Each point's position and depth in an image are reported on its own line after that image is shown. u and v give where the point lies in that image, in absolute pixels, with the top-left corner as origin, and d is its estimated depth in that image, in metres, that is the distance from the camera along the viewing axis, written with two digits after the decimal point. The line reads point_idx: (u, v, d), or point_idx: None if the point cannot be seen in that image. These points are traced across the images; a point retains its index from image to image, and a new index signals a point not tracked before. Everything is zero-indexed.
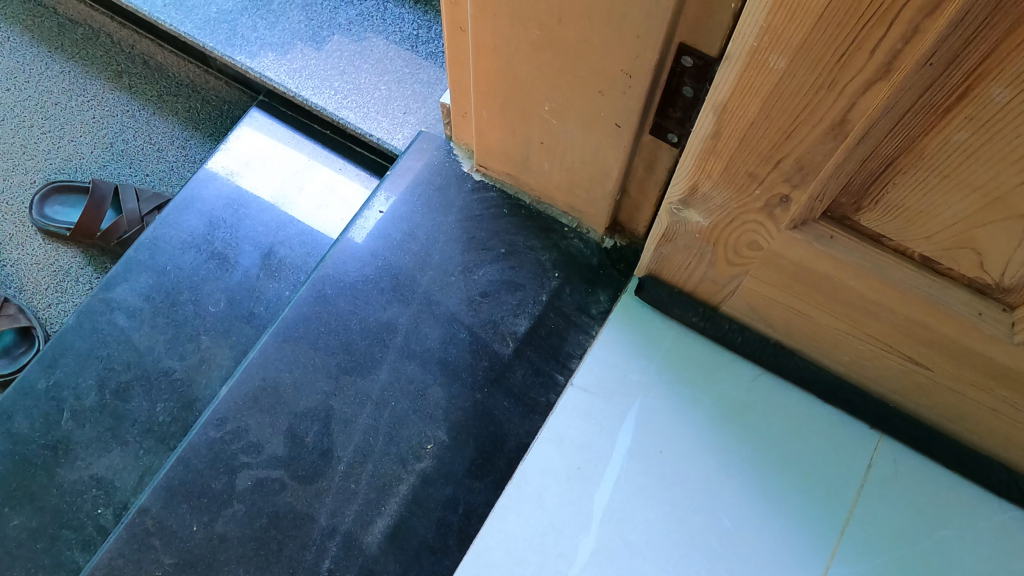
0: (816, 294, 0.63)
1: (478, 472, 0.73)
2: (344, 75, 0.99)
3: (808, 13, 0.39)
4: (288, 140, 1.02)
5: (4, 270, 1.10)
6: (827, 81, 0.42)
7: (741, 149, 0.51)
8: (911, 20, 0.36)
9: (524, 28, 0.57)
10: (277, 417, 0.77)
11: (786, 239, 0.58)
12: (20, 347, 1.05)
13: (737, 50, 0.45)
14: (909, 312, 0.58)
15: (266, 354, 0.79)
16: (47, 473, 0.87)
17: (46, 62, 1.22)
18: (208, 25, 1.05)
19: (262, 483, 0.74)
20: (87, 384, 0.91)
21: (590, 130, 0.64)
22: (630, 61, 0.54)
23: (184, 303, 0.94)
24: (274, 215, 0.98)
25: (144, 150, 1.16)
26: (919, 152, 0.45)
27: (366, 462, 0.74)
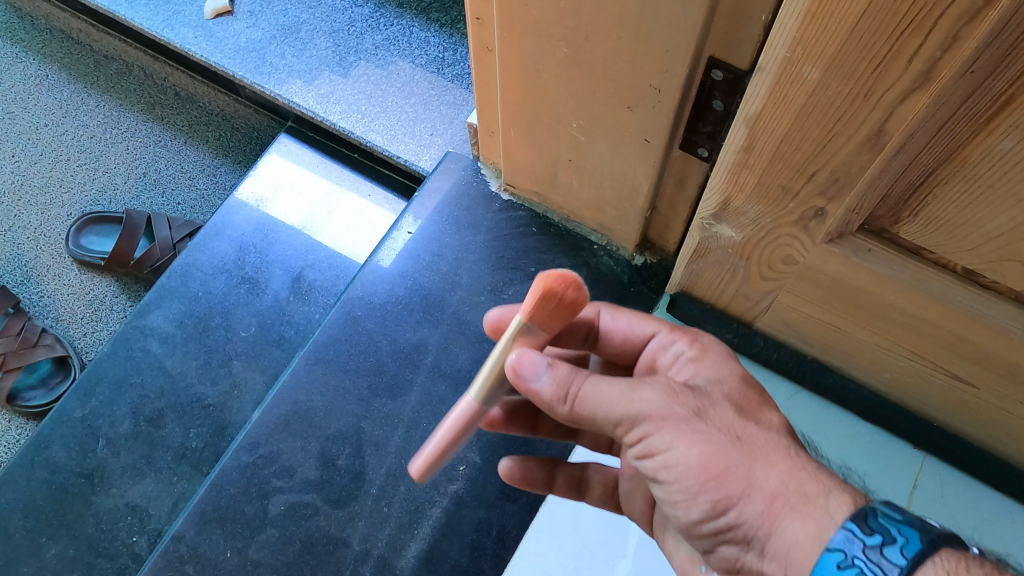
0: (855, 310, 0.61)
1: (511, 494, 0.72)
2: (371, 99, 1.00)
3: (842, 24, 0.38)
4: (316, 165, 1.03)
5: (41, 300, 1.11)
6: (863, 92, 0.41)
7: (774, 161, 0.50)
8: (950, 27, 0.35)
9: (551, 45, 0.57)
10: (309, 440, 0.76)
11: (822, 253, 0.56)
12: (56, 377, 1.06)
13: (770, 61, 0.44)
14: (952, 327, 0.56)
15: (298, 377, 0.79)
16: (83, 501, 0.87)
17: (82, 97, 1.24)
18: (238, 54, 1.06)
19: (295, 507, 0.74)
20: (121, 412, 0.91)
21: (619, 146, 0.64)
22: (660, 75, 0.54)
23: (216, 328, 0.95)
24: (303, 239, 0.99)
25: (176, 179, 1.18)
26: (960, 162, 0.44)
27: (399, 484, 0.74)
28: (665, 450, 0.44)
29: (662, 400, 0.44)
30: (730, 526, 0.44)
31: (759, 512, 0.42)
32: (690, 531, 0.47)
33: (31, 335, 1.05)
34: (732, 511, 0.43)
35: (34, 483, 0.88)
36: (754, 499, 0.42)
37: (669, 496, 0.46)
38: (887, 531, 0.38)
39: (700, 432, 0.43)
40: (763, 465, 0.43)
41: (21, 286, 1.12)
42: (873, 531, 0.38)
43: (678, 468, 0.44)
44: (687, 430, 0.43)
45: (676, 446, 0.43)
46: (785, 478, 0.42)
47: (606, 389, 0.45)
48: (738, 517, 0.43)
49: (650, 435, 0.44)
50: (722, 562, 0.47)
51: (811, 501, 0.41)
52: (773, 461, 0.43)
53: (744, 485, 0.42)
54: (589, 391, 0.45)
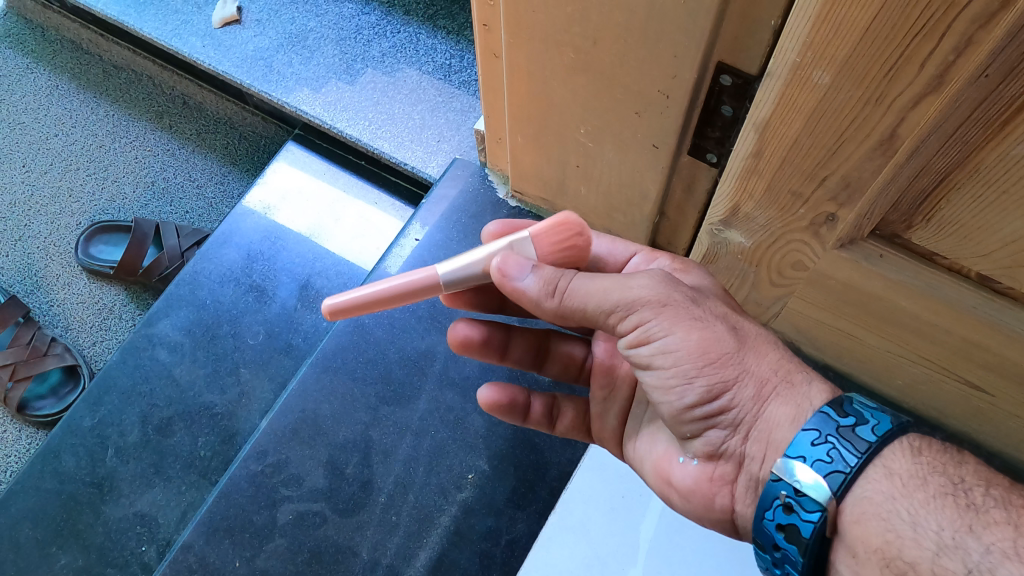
0: (866, 315, 0.61)
1: (521, 502, 0.72)
2: (378, 106, 1.00)
3: (853, 28, 0.38)
4: (324, 172, 1.03)
5: (51, 310, 1.12)
6: (874, 96, 0.41)
7: (784, 166, 0.50)
8: (965, 31, 0.35)
9: (558, 51, 0.57)
10: (318, 449, 0.76)
11: (833, 259, 0.56)
12: (66, 386, 1.07)
13: (780, 66, 0.44)
14: (965, 333, 0.56)
15: (306, 386, 0.79)
16: (92, 510, 0.87)
17: (91, 107, 1.25)
18: (245, 63, 1.06)
19: (304, 516, 0.74)
20: (131, 421, 0.91)
21: (627, 152, 0.64)
22: (668, 81, 0.54)
23: (224, 336, 0.95)
24: (311, 247, 0.99)
25: (184, 188, 1.18)
26: (973, 167, 0.43)
27: (407, 493, 0.73)
28: (662, 337, 0.47)
29: (661, 288, 0.48)
30: (721, 410, 0.48)
31: (752, 396, 0.47)
32: (674, 416, 0.49)
33: (41, 345, 1.06)
34: (725, 395, 0.47)
35: (44, 493, 0.88)
36: (747, 383, 0.47)
37: (661, 383, 0.48)
38: (861, 415, 0.42)
39: (695, 320, 0.47)
40: (752, 353, 0.48)
41: (31, 295, 1.13)
42: (847, 413, 0.42)
43: (677, 353, 0.47)
44: (681, 319, 0.47)
45: (673, 332, 0.47)
46: (773, 366, 0.47)
47: (600, 282, 0.48)
48: (731, 401, 0.47)
49: (648, 326, 0.47)
50: (700, 447, 0.50)
51: (795, 389, 0.47)
52: (760, 352, 0.48)
53: (738, 371, 0.47)
54: (579, 285, 0.48)
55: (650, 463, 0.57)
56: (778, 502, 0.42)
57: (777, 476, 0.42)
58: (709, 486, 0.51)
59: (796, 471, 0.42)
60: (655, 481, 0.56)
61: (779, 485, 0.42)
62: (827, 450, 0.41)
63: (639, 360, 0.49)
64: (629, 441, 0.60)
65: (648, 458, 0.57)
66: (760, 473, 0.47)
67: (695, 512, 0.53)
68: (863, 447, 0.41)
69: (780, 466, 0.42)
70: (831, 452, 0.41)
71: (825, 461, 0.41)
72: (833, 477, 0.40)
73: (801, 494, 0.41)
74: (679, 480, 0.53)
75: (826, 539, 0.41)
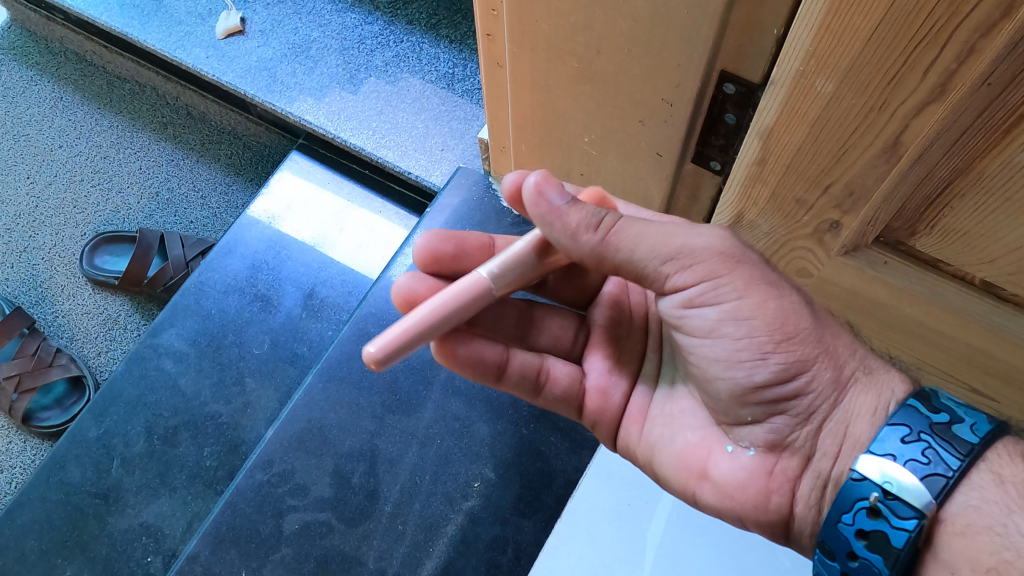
0: (871, 322, 0.61)
1: (526, 510, 0.72)
2: (382, 115, 1.00)
3: (856, 37, 0.38)
4: (328, 181, 1.03)
5: (56, 320, 1.12)
6: (877, 104, 0.41)
7: (788, 174, 0.50)
8: (967, 39, 0.35)
9: (562, 60, 0.58)
10: (324, 458, 0.76)
11: (837, 266, 0.56)
12: (71, 397, 1.07)
13: (783, 75, 0.44)
14: (971, 340, 0.56)
15: (312, 396, 0.79)
16: (98, 521, 0.87)
17: (95, 118, 1.25)
18: (249, 73, 1.06)
19: (310, 526, 0.74)
20: (136, 431, 0.91)
21: (631, 160, 0.64)
22: (672, 89, 0.54)
23: (229, 346, 0.95)
24: (316, 256, 0.99)
25: (188, 198, 1.18)
26: (977, 175, 0.43)
27: (414, 502, 0.73)
28: (733, 301, 0.47)
29: (728, 245, 0.48)
30: (797, 393, 0.47)
31: (831, 380, 0.46)
32: (736, 394, 0.48)
33: (46, 356, 1.06)
34: (802, 374, 0.46)
35: (50, 504, 0.89)
36: (828, 367, 0.46)
37: (727, 356, 0.48)
38: (954, 413, 0.40)
39: (770, 287, 0.47)
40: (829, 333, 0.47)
41: (36, 307, 1.13)
42: (939, 409, 0.41)
43: (753, 321, 0.46)
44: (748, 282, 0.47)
45: (748, 295, 0.47)
46: (851, 352, 0.47)
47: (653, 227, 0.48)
48: (808, 383, 0.46)
49: (720, 282, 0.47)
50: (762, 434, 0.49)
51: (874, 378, 0.46)
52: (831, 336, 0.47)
53: (817, 350, 0.46)
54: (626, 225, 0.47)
55: (675, 458, 0.53)
56: (864, 504, 0.40)
57: (866, 476, 0.40)
58: (766, 480, 0.49)
59: (892, 473, 0.40)
60: (683, 476, 0.52)
61: (871, 487, 0.40)
62: (924, 451, 0.40)
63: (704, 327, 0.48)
64: (641, 424, 0.57)
65: (671, 449, 0.54)
66: (834, 467, 0.46)
67: (735, 513, 0.50)
68: (966, 449, 0.39)
69: (869, 467, 0.40)
70: (928, 452, 0.39)
71: (923, 463, 0.39)
72: (933, 482, 0.39)
73: (893, 497, 0.39)
74: (721, 473, 0.50)
75: (917, 549, 0.39)
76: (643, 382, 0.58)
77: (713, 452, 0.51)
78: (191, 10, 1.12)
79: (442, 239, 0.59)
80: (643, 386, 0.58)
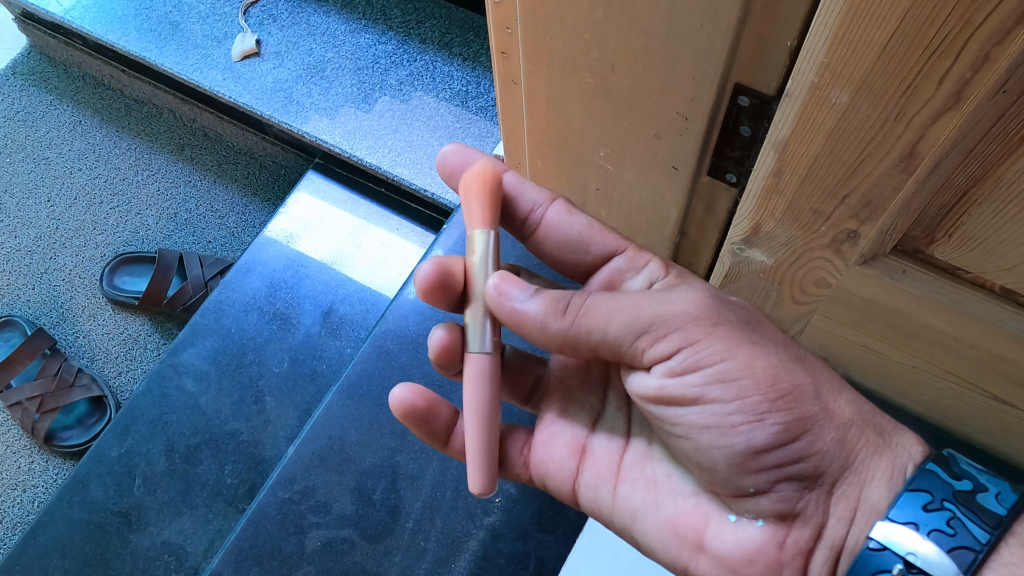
0: (892, 331, 0.61)
1: (547, 525, 0.72)
2: (397, 133, 1.01)
3: (870, 47, 0.39)
4: (344, 201, 1.05)
5: (77, 340, 1.13)
6: (893, 114, 0.41)
7: (805, 185, 0.50)
8: (980, 48, 0.35)
9: (577, 77, 0.58)
10: (345, 475, 0.77)
11: (856, 275, 0.56)
12: (92, 417, 1.08)
13: (798, 87, 0.44)
14: (991, 348, 0.55)
15: (333, 413, 0.80)
16: (120, 540, 0.88)
17: (114, 141, 1.27)
18: (265, 94, 1.08)
19: (332, 543, 0.74)
20: (157, 450, 0.92)
21: (646, 174, 0.65)
22: (687, 104, 0.54)
23: (249, 364, 0.96)
24: (334, 275, 1.00)
25: (206, 218, 1.20)
26: (995, 181, 0.43)
27: (435, 518, 0.74)
28: (717, 363, 0.46)
29: (707, 307, 0.48)
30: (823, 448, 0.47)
31: (835, 440, 0.47)
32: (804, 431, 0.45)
33: (68, 376, 1.08)
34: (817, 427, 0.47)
35: (73, 522, 0.89)
36: (829, 428, 0.47)
37: (718, 421, 0.47)
38: (975, 480, 0.42)
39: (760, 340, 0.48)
40: (832, 392, 0.48)
41: (57, 327, 1.14)
42: (961, 476, 0.42)
43: (740, 381, 0.46)
44: (741, 341, 0.47)
45: (732, 355, 0.46)
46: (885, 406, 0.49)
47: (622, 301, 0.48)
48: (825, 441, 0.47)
49: (711, 343, 0.47)
50: (769, 507, 0.48)
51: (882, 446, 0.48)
52: (837, 390, 0.48)
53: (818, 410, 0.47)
54: (598, 300, 0.48)
55: (663, 527, 0.52)
56: None
57: (884, 545, 0.42)
58: (776, 552, 0.48)
59: (914, 539, 0.41)
60: (676, 546, 0.52)
61: (894, 558, 0.41)
62: (948, 519, 0.41)
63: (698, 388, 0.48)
64: (613, 483, 0.55)
65: (659, 516, 0.53)
66: (846, 536, 0.47)
67: None
68: (994, 517, 0.40)
69: (889, 538, 0.41)
70: (953, 522, 0.40)
71: (948, 534, 0.40)
72: (960, 553, 0.40)
73: (916, 569, 0.40)
74: (720, 544, 0.50)
75: None
76: (607, 435, 0.58)
77: (709, 521, 0.51)
78: (208, 33, 1.13)
79: (428, 261, 0.53)
80: (608, 441, 0.57)
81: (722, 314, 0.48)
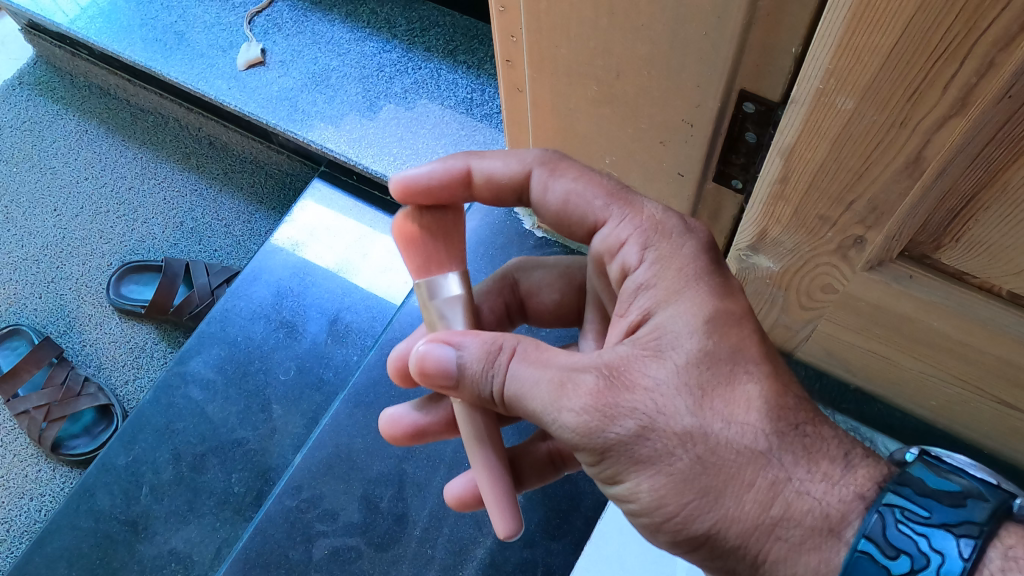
0: (898, 336, 0.60)
1: (555, 533, 0.72)
2: (403, 141, 1.02)
3: (875, 53, 0.38)
4: (350, 209, 1.05)
5: (83, 349, 1.14)
6: (898, 120, 0.41)
7: (810, 191, 0.50)
8: (986, 53, 0.35)
9: (582, 84, 0.58)
10: (352, 484, 0.77)
11: (862, 281, 0.56)
12: (99, 425, 1.08)
13: (804, 93, 0.44)
14: (998, 351, 0.55)
15: (339, 421, 0.80)
16: (127, 548, 0.88)
17: (120, 150, 1.28)
18: (271, 103, 1.08)
19: (339, 551, 0.74)
20: (164, 458, 0.92)
21: (653, 181, 0.65)
22: (692, 110, 0.54)
23: (255, 372, 0.96)
24: (339, 283, 1.00)
25: (212, 227, 1.20)
26: (1002, 185, 0.43)
27: (442, 526, 0.74)
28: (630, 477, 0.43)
29: (602, 430, 0.42)
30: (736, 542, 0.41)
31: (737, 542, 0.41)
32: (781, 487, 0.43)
33: (74, 385, 1.08)
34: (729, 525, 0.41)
35: (79, 531, 0.89)
36: (731, 528, 0.41)
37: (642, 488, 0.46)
38: (915, 553, 0.36)
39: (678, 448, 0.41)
40: (732, 490, 0.41)
41: (64, 336, 1.15)
42: (897, 554, 0.36)
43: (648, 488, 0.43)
44: (640, 463, 0.42)
45: (635, 475, 0.42)
46: None
47: (531, 404, 0.44)
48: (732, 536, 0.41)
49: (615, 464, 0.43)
50: None
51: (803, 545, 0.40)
52: (744, 482, 0.40)
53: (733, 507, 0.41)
54: (511, 403, 0.45)
55: None
56: None
57: None
58: None
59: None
60: None
61: None
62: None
63: (606, 476, 0.44)
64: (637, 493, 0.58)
65: None
66: None
67: None
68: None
69: None
70: None
71: None
72: None
73: None
74: None
75: None
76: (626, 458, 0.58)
77: None
78: (213, 43, 1.14)
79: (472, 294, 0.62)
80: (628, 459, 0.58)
81: (614, 432, 0.41)
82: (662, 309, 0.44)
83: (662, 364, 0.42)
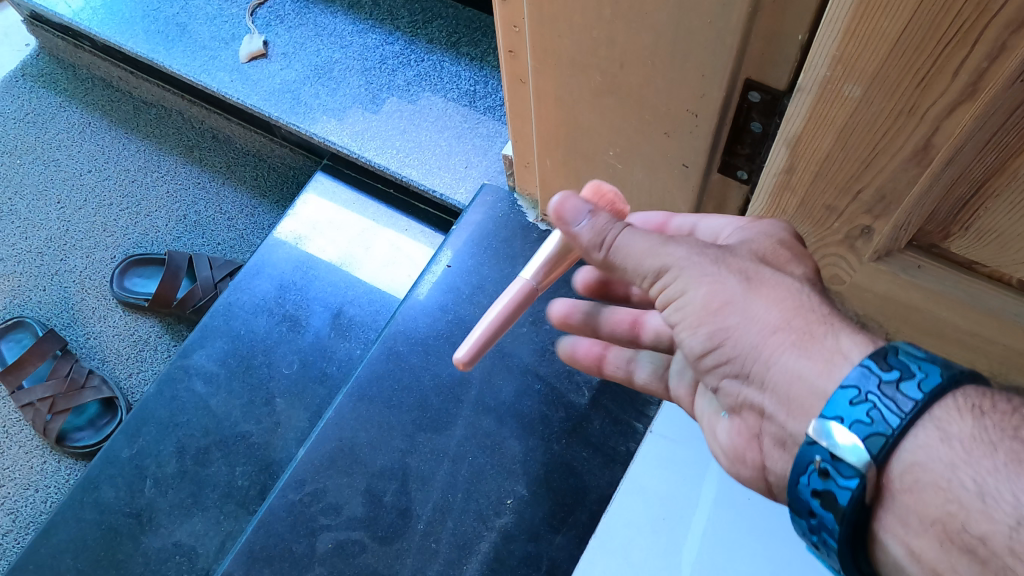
0: (906, 328, 0.60)
1: (560, 526, 0.72)
2: (405, 134, 1.01)
3: (883, 39, 0.38)
4: (353, 202, 1.05)
5: (87, 342, 1.14)
6: (907, 107, 0.40)
7: (817, 181, 0.50)
8: (997, 37, 0.34)
9: (585, 74, 0.58)
10: (355, 477, 0.77)
11: (869, 272, 0.55)
12: (103, 418, 1.08)
13: (810, 81, 0.43)
14: (1008, 342, 0.54)
15: (342, 414, 0.79)
16: (132, 541, 0.88)
17: (123, 142, 1.28)
18: (274, 96, 1.07)
19: (343, 545, 0.74)
20: (167, 451, 0.92)
21: (657, 172, 0.64)
22: (697, 100, 0.54)
23: (259, 366, 0.95)
24: (343, 277, 1.00)
25: (215, 220, 1.20)
26: (1012, 172, 0.42)
27: (446, 520, 0.73)
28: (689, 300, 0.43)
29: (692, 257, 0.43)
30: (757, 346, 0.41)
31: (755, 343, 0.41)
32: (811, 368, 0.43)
33: (79, 378, 1.08)
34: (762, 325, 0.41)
35: (83, 523, 0.89)
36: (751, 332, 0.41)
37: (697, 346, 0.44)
38: (906, 366, 0.35)
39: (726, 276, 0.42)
40: None
41: (68, 329, 1.15)
42: (891, 366, 0.35)
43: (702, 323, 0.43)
44: (705, 264, 0.43)
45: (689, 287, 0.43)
46: None
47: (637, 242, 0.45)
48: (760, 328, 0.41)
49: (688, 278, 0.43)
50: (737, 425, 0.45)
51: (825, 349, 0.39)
52: (777, 296, 0.41)
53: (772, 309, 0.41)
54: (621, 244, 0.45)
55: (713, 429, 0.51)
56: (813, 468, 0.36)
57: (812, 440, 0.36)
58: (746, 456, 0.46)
59: (834, 434, 0.35)
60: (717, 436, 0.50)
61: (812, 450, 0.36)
62: (867, 410, 0.34)
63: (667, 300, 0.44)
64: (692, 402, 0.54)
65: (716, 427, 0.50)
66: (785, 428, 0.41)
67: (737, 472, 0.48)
68: (909, 407, 0.34)
69: (814, 427, 0.36)
70: (872, 411, 0.34)
71: (864, 422, 0.34)
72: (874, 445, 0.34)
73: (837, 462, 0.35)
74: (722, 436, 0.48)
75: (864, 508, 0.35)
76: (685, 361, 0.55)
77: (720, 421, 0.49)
78: (215, 34, 1.14)
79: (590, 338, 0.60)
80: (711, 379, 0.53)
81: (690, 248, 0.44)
82: (746, 229, 0.48)
83: (748, 238, 0.46)
